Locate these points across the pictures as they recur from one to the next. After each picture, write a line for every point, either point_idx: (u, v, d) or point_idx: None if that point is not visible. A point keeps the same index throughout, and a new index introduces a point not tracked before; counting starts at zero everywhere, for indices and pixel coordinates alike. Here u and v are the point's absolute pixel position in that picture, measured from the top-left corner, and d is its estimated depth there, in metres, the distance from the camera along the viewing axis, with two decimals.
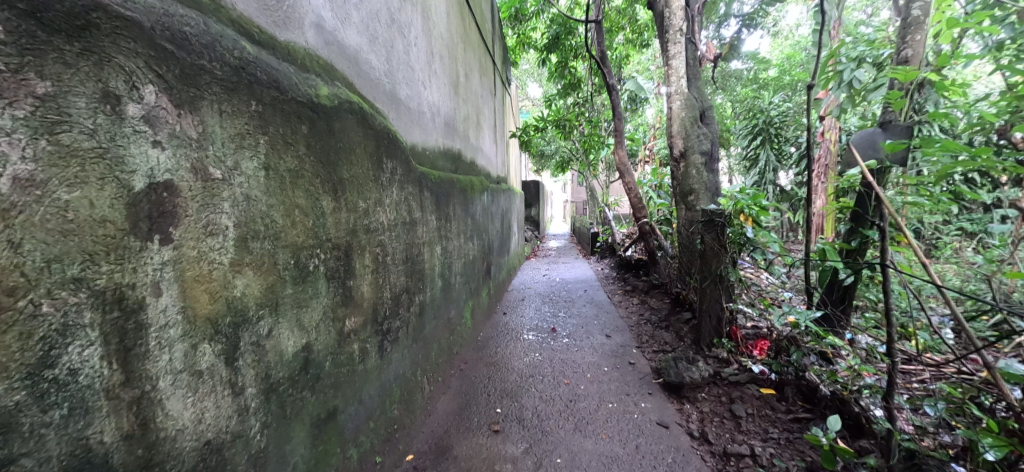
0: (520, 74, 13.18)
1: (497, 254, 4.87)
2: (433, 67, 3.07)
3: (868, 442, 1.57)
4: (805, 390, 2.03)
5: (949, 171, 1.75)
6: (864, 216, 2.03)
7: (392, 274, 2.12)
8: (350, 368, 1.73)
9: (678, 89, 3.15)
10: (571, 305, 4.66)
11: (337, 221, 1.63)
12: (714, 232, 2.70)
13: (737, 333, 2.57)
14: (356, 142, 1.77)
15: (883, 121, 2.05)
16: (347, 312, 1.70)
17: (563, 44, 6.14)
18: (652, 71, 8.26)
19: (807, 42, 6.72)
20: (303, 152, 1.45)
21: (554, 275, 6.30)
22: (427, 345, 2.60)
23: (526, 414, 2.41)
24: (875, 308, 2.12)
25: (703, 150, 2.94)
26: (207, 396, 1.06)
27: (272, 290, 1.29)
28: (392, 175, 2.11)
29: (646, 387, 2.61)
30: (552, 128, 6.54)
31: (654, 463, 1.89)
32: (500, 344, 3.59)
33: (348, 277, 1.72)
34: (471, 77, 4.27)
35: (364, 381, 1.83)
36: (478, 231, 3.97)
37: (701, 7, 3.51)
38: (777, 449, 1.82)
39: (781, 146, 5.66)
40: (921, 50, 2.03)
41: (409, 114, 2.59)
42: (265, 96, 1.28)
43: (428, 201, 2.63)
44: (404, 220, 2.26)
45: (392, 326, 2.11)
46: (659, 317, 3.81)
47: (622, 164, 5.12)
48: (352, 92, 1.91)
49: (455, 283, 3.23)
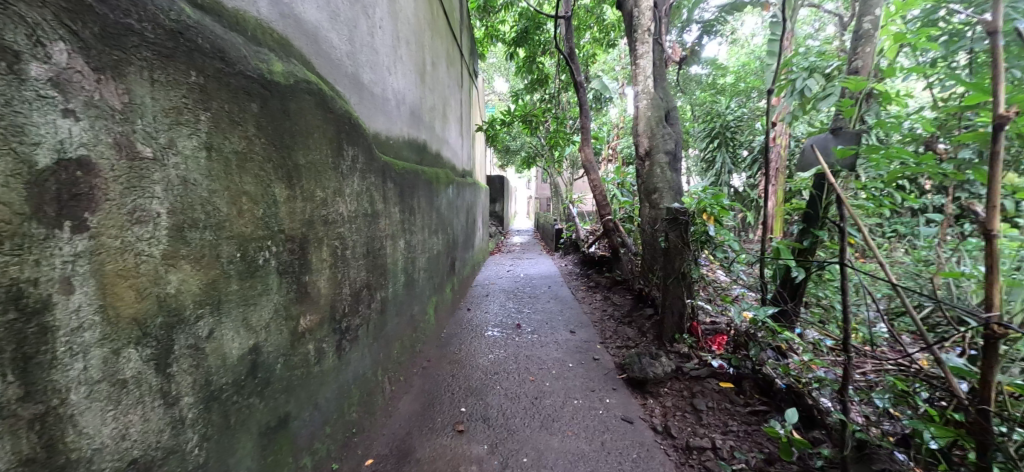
0: (488, 67, 13.05)
1: (462, 249, 4.78)
2: (399, 53, 2.93)
3: (820, 433, 1.66)
4: (761, 384, 2.11)
5: (898, 176, 1.81)
6: (815, 216, 2.15)
7: (352, 269, 1.99)
8: (305, 371, 1.60)
9: (645, 88, 3.18)
10: (535, 301, 4.66)
11: (291, 210, 1.49)
12: (679, 230, 2.73)
13: (696, 329, 2.65)
14: (314, 125, 1.63)
15: (834, 127, 2.14)
16: (301, 310, 1.57)
17: (532, 38, 6.09)
18: (617, 71, 8.41)
19: (762, 51, 7.06)
20: (252, 132, 1.30)
21: (519, 271, 6.30)
22: (389, 343, 2.49)
23: (491, 413, 2.36)
24: (821, 305, 2.20)
25: (668, 150, 2.99)
26: (131, 409, 0.92)
27: (213, 285, 1.14)
28: (353, 162, 1.98)
29: (610, 383, 2.63)
30: (518, 123, 6.48)
31: (619, 459, 1.89)
32: (464, 341, 3.52)
33: (303, 272, 1.58)
34: (438, 65, 4.12)
35: (320, 384, 1.70)
36: (443, 226, 3.85)
37: (668, 9, 3.57)
38: (737, 441, 1.87)
39: (736, 149, 5.92)
40: (870, 62, 2.14)
41: (373, 100, 2.45)
42: (208, 68, 1.13)
43: (391, 193, 2.50)
44: (365, 211, 2.13)
45: (351, 324, 1.98)
46: (622, 313, 3.89)
47: (588, 162, 5.14)
48: (310, 71, 1.75)
49: (419, 280, 3.11)
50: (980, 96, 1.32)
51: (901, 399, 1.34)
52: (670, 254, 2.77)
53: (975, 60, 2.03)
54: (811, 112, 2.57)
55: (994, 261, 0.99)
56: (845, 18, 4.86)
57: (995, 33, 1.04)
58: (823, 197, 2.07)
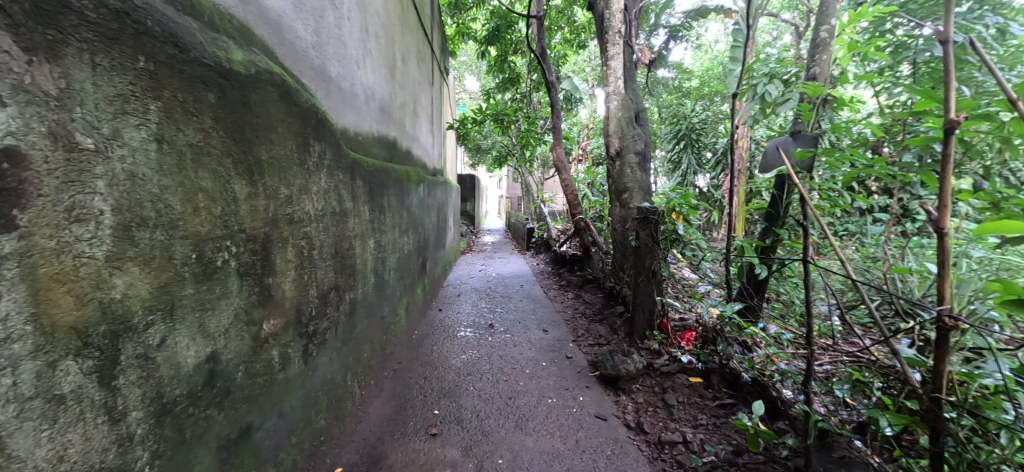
0: (459, 65, 12.94)
1: (433, 249, 4.69)
2: (368, 46, 2.83)
3: (785, 423, 1.74)
4: (728, 377, 2.20)
5: (854, 177, 1.90)
6: (777, 216, 2.24)
7: (320, 269, 1.91)
8: (268, 378, 1.51)
9: (616, 89, 3.23)
10: (507, 300, 4.66)
11: (252, 208, 1.40)
12: (649, 229, 2.73)
13: (666, 325, 2.72)
14: (278, 118, 1.54)
15: (794, 130, 2.24)
16: (264, 314, 1.48)
17: (504, 37, 6.06)
18: (587, 72, 8.53)
19: (725, 56, 7.35)
20: (209, 125, 1.21)
21: (491, 270, 6.27)
22: (359, 346, 2.41)
23: (465, 414, 2.33)
24: (782, 301, 2.30)
25: (638, 150, 3.05)
26: (71, 427, 0.83)
27: (165, 290, 1.05)
28: (320, 159, 1.89)
29: (584, 381, 2.66)
30: (490, 122, 6.43)
31: (594, 456, 1.91)
32: (436, 342, 3.46)
33: (267, 274, 1.50)
34: (408, 61, 4.03)
35: (285, 391, 1.62)
36: (414, 225, 3.77)
37: (638, 12, 3.63)
38: (706, 434, 1.93)
39: (701, 151, 6.14)
40: (826, 69, 2.27)
41: (341, 94, 2.36)
42: (159, 53, 1.04)
43: (360, 191, 2.42)
44: (333, 209, 2.05)
45: (318, 327, 1.90)
46: (594, 311, 3.95)
47: (559, 161, 5.16)
48: (273, 62, 1.66)
49: (389, 280, 3.03)
50: (928, 102, 1.39)
51: (858, 388, 1.42)
52: (640, 252, 2.78)
53: (918, 70, 2.20)
54: (771, 116, 2.69)
55: (945, 258, 1.05)
56: (801, 28, 5.13)
57: (946, 43, 1.10)
58: (785, 198, 2.16)
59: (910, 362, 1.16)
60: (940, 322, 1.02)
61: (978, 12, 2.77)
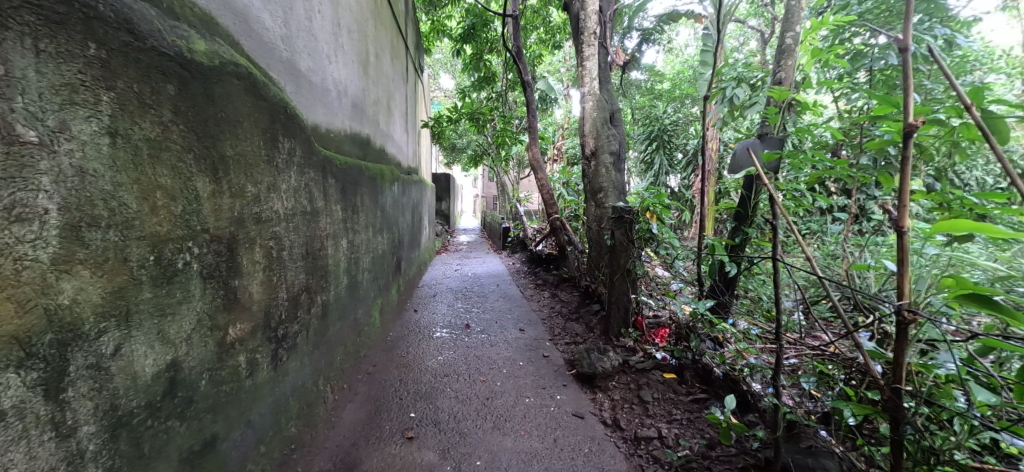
0: (433, 63, 12.77)
1: (407, 249, 4.61)
2: (340, 41, 2.75)
3: (754, 415, 1.81)
4: (701, 373, 2.27)
5: (820, 178, 1.99)
6: (745, 215, 2.32)
7: (290, 271, 1.84)
8: (235, 385, 1.44)
9: (591, 90, 3.26)
10: (484, 299, 4.64)
11: (216, 208, 1.33)
12: (624, 228, 2.77)
13: (641, 323, 2.77)
14: (243, 113, 1.47)
15: (762, 133, 2.32)
16: (230, 319, 1.41)
17: (479, 35, 6.01)
18: (562, 73, 8.60)
19: (695, 60, 7.57)
20: (168, 118, 1.14)
21: (467, 269, 6.23)
22: (331, 350, 2.33)
23: (442, 416, 2.30)
24: (750, 297, 2.38)
25: (613, 151, 3.09)
26: (12, 445, 0.77)
27: (120, 294, 0.98)
28: (289, 156, 1.82)
29: (560, 380, 2.68)
30: (465, 120, 6.36)
31: (571, 454, 1.93)
32: (411, 343, 3.40)
33: (232, 277, 1.42)
34: (382, 57, 3.94)
35: (253, 398, 1.55)
36: (388, 224, 3.69)
37: (612, 15, 3.68)
38: (681, 429, 1.98)
39: (672, 152, 6.30)
40: (791, 75, 2.37)
41: (311, 89, 2.27)
42: (113, 40, 0.97)
43: (332, 190, 2.34)
44: (304, 208, 1.97)
45: (288, 331, 1.82)
46: (570, 309, 3.99)
47: (535, 160, 5.16)
48: (239, 54, 1.58)
49: (363, 281, 2.96)
50: (887, 106, 1.47)
51: (823, 381, 1.49)
52: (615, 251, 2.83)
53: (877, 77, 2.34)
54: (739, 118, 2.79)
55: (903, 255, 1.10)
56: (766, 34, 5.34)
57: (905, 51, 1.17)
58: (754, 198, 2.24)
59: (872, 354, 1.22)
60: (899, 316, 1.07)
61: (929, 23, 2.99)
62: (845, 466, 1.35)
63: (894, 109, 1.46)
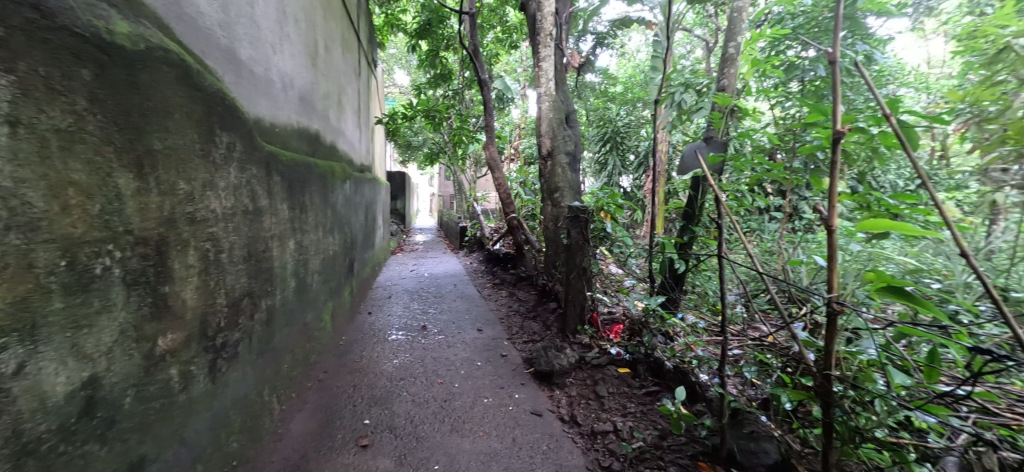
0: (387, 57, 12.40)
1: (361, 249, 4.43)
2: (286, 30, 2.58)
3: (702, 405, 1.91)
4: (653, 366, 2.35)
5: (762, 180, 2.11)
6: (693, 214, 2.45)
7: (229, 275, 1.70)
8: (167, 401, 1.31)
9: (548, 91, 3.28)
10: (441, 300, 4.56)
11: (142, 207, 1.20)
12: (580, 228, 2.76)
13: (596, 319, 2.84)
14: (175, 103, 1.34)
15: (708, 137, 2.46)
16: (159, 329, 1.28)
17: (435, 31, 5.87)
18: (519, 72, 8.64)
19: (645, 65, 7.88)
20: (84, 107, 1.01)
21: (423, 270, 6.10)
22: (277, 358, 2.18)
23: (398, 421, 2.23)
24: (698, 292, 2.51)
25: (569, 151, 3.12)
26: None
27: (25, 305, 0.86)
28: (228, 151, 1.68)
29: (519, 378, 2.70)
30: (421, 118, 6.18)
31: (530, 452, 1.94)
32: (365, 347, 3.27)
33: (162, 282, 1.29)
34: (332, 49, 3.75)
35: (188, 414, 1.41)
36: (339, 224, 3.52)
37: (568, 17, 3.72)
38: (634, 421, 2.05)
39: (625, 153, 6.52)
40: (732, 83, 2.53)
41: (253, 81, 2.12)
42: (13, 15, 0.85)
43: (277, 188, 2.19)
44: (245, 208, 1.83)
45: (228, 339, 1.69)
46: (527, 308, 4.02)
47: (493, 159, 5.14)
48: (169, 39, 1.44)
49: (312, 285, 2.80)
50: (817, 115, 1.60)
51: (763, 369, 1.60)
52: (571, 250, 2.81)
53: (819, 87, 2.52)
54: (686, 123, 2.93)
55: (833, 251, 1.21)
56: (711, 44, 5.67)
57: (833, 66, 1.28)
58: (700, 198, 2.36)
59: (806, 343, 1.32)
60: (829, 307, 1.18)
61: (852, 40, 3.32)
62: (783, 448, 1.46)
63: (823, 117, 1.59)
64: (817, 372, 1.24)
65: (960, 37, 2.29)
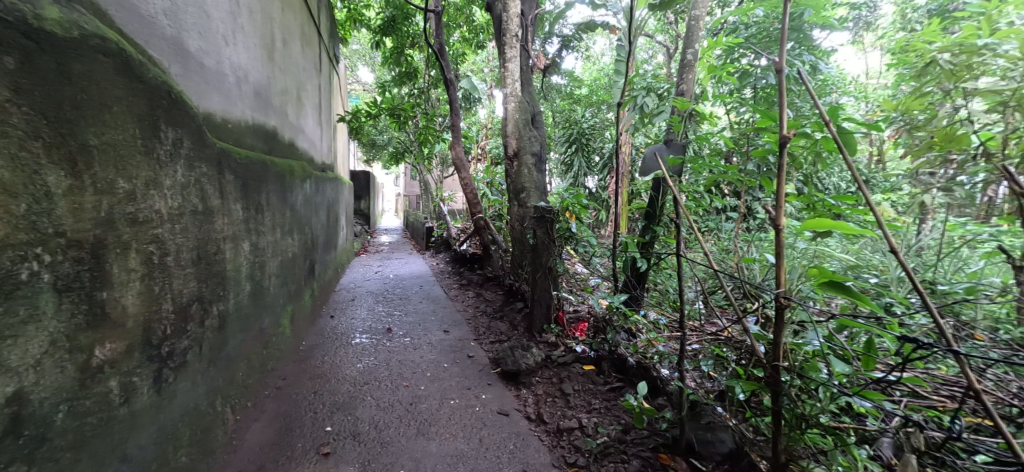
0: (350, 54, 12.03)
1: (322, 251, 4.25)
2: (239, 21, 2.44)
3: (664, 399, 1.95)
4: (617, 363, 2.39)
5: (718, 181, 2.19)
6: (654, 214, 2.52)
7: (177, 278, 1.58)
8: (107, 416, 1.20)
9: (514, 91, 3.25)
10: (406, 302, 4.46)
11: (75, 206, 1.10)
12: (546, 228, 2.83)
13: (562, 318, 2.86)
14: (113, 95, 1.24)
15: (668, 139, 2.53)
16: (97, 338, 1.17)
17: (400, 28, 5.74)
18: (486, 73, 8.61)
19: (609, 68, 8.06)
20: (7, 97, 0.94)
21: (388, 271, 5.94)
22: (230, 366, 2.05)
23: (362, 427, 2.15)
24: (659, 289, 2.57)
25: (535, 152, 3.11)
26: None
27: None
28: (175, 146, 1.56)
29: (486, 379, 2.67)
30: (385, 116, 6.01)
31: (497, 452, 1.92)
32: (327, 352, 3.14)
33: (99, 288, 1.18)
34: (291, 43, 3.59)
35: (131, 429, 1.30)
36: (299, 224, 3.37)
37: (533, 18, 3.72)
38: (599, 417, 2.07)
39: (591, 154, 6.63)
40: (691, 88, 2.61)
41: (204, 74, 1.99)
42: None
43: (230, 187, 2.06)
44: (194, 207, 1.70)
45: (176, 347, 1.57)
46: (494, 308, 3.99)
47: (459, 159, 5.08)
48: (105, 26, 1.33)
49: (269, 288, 2.66)
50: (767, 120, 1.68)
51: (719, 362, 1.65)
52: (538, 250, 2.85)
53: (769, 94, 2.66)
54: (648, 125, 3.00)
55: (781, 249, 1.26)
56: (671, 50, 5.86)
57: (781, 73, 1.34)
58: (661, 199, 2.42)
59: (756, 336, 1.37)
60: (777, 302, 1.23)
61: (799, 50, 3.52)
62: (739, 437, 1.52)
63: (772, 122, 1.67)
64: (766, 364, 1.29)
65: (894, 51, 2.48)
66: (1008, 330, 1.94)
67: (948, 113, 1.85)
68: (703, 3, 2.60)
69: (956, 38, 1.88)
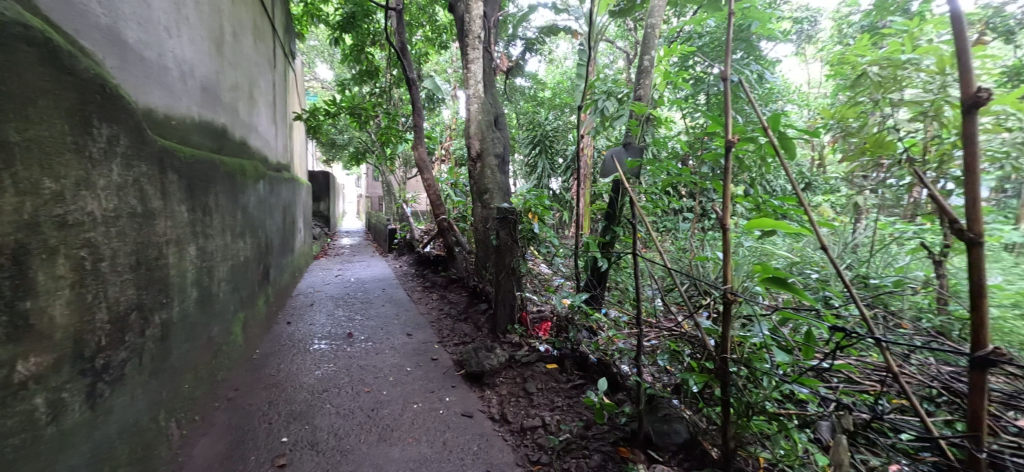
0: (307, 50, 11.59)
1: (277, 254, 4.05)
2: (184, 12, 2.29)
3: (623, 394, 2.00)
4: (579, 360, 2.42)
5: (673, 183, 2.26)
6: (614, 215, 2.58)
7: (113, 286, 1.45)
8: (32, 437, 1.08)
9: (476, 92, 3.21)
10: (368, 305, 4.33)
11: None
12: (509, 229, 2.80)
13: (525, 318, 2.88)
14: (37, 87, 1.13)
15: (627, 142, 2.61)
16: (19, 353, 1.05)
17: (360, 26, 5.59)
18: (449, 73, 8.54)
19: (571, 72, 8.22)
20: None
21: (349, 275, 5.75)
22: (175, 379, 1.91)
23: (321, 436, 2.06)
24: (620, 288, 2.64)
25: (498, 153, 3.10)
26: None
27: None
28: (111, 144, 1.45)
29: (449, 381, 2.64)
30: (345, 115, 5.83)
31: (461, 454, 1.90)
32: (282, 360, 2.99)
33: (22, 298, 1.07)
34: (242, 37, 3.41)
35: (59, 450, 1.18)
36: (252, 227, 3.20)
37: (496, 20, 3.72)
38: (561, 415, 2.09)
39: (554, 156, 6.73)
40: (647, 93, 2.71)
41: (144, 67, 1.86)
42: None
43: (173, 187, 1.93)
44: (132, 208, 1.58)
45: (113, 359, 1.44)
46: (458, 310, 3.95)
47: (422, 160, 5.00)
48: (28, 12, 1.22)
49: (218, 294, 2.50)
50: (716, 125, 1.76)
51: (673, 357, 1.71)
52: (501, 251, 2.84)
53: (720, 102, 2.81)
54: (609, 128, 3.07)
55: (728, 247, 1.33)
56: (629, 56, 6.06)
57: (726, 81, 1.42)
58: (620, 201, 2.49)
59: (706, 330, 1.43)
60: (725, 297, 1.29)
61: (747, 60, 3.75)
62: (693, 428, 1.58)
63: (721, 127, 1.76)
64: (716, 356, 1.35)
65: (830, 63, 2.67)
66: (929, 317, 2.13)
67: (877, 121, 2.02)
68: (658, 11, 2.70)
69: (884, 53, 2.06)
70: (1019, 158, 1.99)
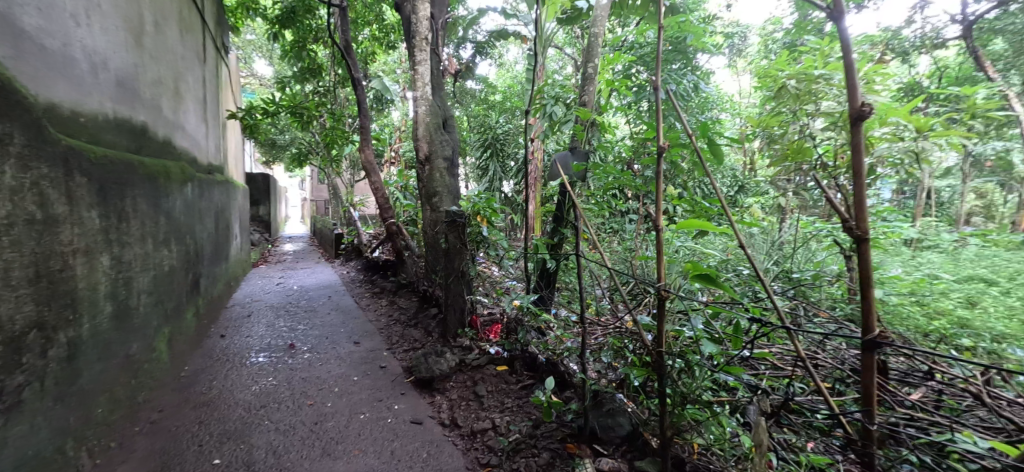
0: (244, 44, 10.86)
1: (209, 263, 3.75)
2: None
3: (570, 391, 2.04)
4: (528, 361, 2.45)
5: (615, 185, 2.34)
6: (561, 217, 2.64)
7: (7, 302, 1.28)
8: None
9: (424, 94, 3.15)
10: (312, 314, 4.12)
11: None
12: (458, 232, 2.79)
13: (476, 321, 2.86)
14: None
15: (574, 147, 2.70)
16: None
17: (301, 21, 5.33)
18: (398, 74, 8.35)
19: (521, 77, 8.34)
20: None
21: (291, 283, 5.43)
22: (87, 403, 1.71)
23: (259, 454, 1.93)
24: (568, 288, 2.70)
25: (447, 156, 3.07)
26: None
27: None
28: (4, 143, 1.28)
29: (399, 388, 2.57)
30: (286, 115, 5.52)
31: (409, 462, 1.85)
32: (214, 376, 2.77)
33: None
34: (166, 28, 3.13)
35: None
36: (178, 234, 2.93)
37: (444, 23, 3.69)
38: (511, 416, 2.10)
39: (505, 159, 6.76)
40: (591, 99, 2.81)
41: (47, 60, 1.66)
42: None
43: (82, 191, 1.74)
44: (30, 215, 1.40)
45: (8, 384, 1.27)
46: (408, 315, 3.85)
47: (369, 163, 4.85)
48: None
49: (138, 308, 2.27)
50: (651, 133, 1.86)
51: (616, 354, 1.78)
52: (450, 254, 2.81)
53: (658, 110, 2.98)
54: (557, 133, 3.13)
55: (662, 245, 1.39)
56: (576, 63, 6.25)
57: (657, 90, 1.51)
58: (566, 204, 2.57)
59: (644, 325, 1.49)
60: (659, 293, 1.36)
61: (682, 71, 4.00)
62: (636, 420, 1.65)
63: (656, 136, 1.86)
64: (655, 350, 1.41)
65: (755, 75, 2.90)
66: (842, 307, 2.36)
67: (796, 129, 2.22)
68: (601, 21, 2.81)
69: (800, 67, 2.27)
70: (909, 164, 2.27)
